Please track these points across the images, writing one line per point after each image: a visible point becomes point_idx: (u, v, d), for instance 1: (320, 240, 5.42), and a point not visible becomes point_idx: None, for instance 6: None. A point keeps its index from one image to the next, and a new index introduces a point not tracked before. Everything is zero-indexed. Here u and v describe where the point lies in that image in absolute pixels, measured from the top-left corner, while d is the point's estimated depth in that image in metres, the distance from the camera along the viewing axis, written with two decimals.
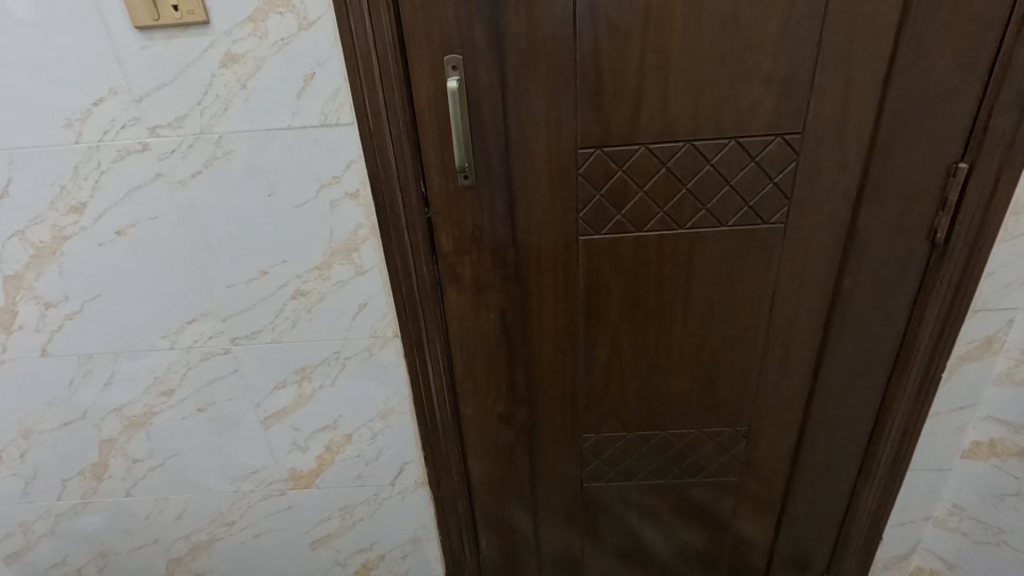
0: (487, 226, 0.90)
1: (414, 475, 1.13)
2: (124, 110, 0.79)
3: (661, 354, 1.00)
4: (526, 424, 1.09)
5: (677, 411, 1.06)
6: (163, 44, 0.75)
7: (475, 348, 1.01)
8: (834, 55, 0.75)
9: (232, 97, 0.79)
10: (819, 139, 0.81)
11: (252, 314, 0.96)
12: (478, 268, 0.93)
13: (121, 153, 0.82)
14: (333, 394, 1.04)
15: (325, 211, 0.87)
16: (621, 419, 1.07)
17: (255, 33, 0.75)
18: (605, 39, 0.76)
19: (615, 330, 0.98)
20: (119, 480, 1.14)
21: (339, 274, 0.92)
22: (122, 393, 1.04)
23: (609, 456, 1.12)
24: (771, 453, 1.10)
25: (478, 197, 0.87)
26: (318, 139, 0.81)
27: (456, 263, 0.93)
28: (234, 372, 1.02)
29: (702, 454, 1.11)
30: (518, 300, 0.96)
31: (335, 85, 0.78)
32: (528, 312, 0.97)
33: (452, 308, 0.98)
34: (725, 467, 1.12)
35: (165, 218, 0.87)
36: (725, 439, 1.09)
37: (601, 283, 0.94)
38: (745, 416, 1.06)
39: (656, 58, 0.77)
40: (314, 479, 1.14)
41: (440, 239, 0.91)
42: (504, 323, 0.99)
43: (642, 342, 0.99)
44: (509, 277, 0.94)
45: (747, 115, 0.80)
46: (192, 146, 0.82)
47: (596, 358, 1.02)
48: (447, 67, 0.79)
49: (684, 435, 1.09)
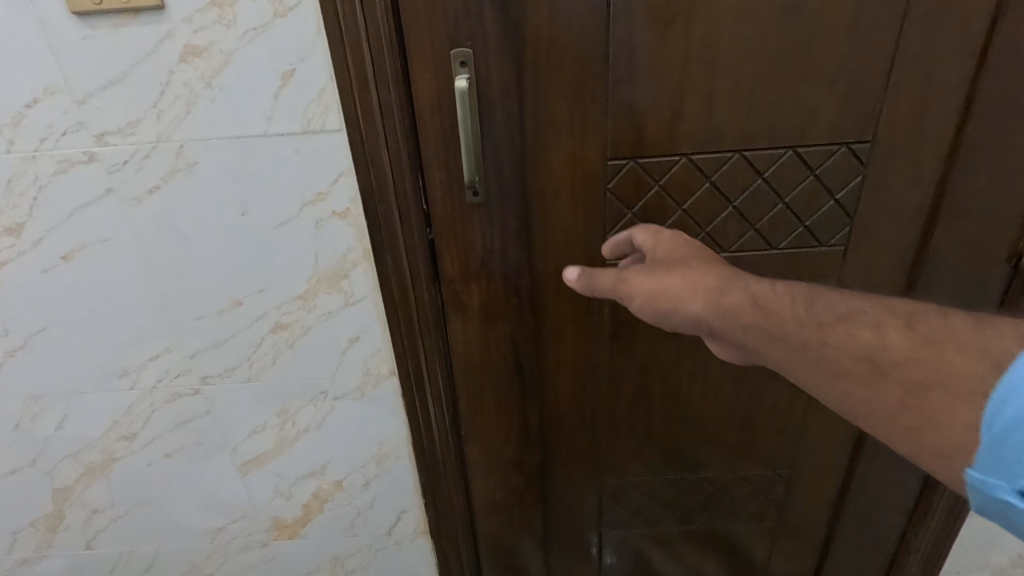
0: (499, 248, 0.77)
1: (413, 524, 1.00)
2: (64, 113, 0.66)
3: (695, 390, 0.90)
4: (540, 467, 0.97)
5: (709, 452, 0.95)
6: (108, 34, 0.62)
7: (483, 384, 0.89)
8: (914, 48, 0.64)
9: (194, 99, 0.65)
10: (890, 149, 0.69)
11: (225, 349, 0.83)
12: (488, 295, 0.81)
13: (63, 165, 0.69)
14: (321, 437, 0.91)
15: (309, 232, 0.74)
16: (647, 459, 0.97)
17: (220, 20, 0.62)
18: (643, 30, 0.64)
19: (644, 364, 0.87)
20: (77, 531, 1.01)
21: (326, 303, 0.79)
22: (75, 437, 0.91)
23: (632, 500, 1.01)
24: (813, 497, 0.99)
25: (488, 216, 0.75)
26: (300, 149, 0.68)
27: (463, 290, 0.81)
28: (206, 415, 0.88)
29: (736, 498, 1.00)
30: (534, 332, 0.84)
31: (318, 84, 0.65)
32: (544, 344, 0.85)
33: (457, 341, 0.85)
34: (761, 512, 1.01)
35: (119, 241, 0.74)
36: (762, 482, 0.98)
37: (630, 311, 0.82)
38: (785, 456, 0.96)
39: (704, 52, 0.65)
40: (300, 529, 1.01)
41: (444, 263, 0.79)
42: (516, 358, 0.86)
43: (674, 378, 0.88)
44: (524, 306, 0.82)
45: (807, 120, 0.68)
46: (149, 156, 0.69)
47: (622, 395, 0.90)
48: (454, 63, 0.66)
49: (717, 479, 0.98)
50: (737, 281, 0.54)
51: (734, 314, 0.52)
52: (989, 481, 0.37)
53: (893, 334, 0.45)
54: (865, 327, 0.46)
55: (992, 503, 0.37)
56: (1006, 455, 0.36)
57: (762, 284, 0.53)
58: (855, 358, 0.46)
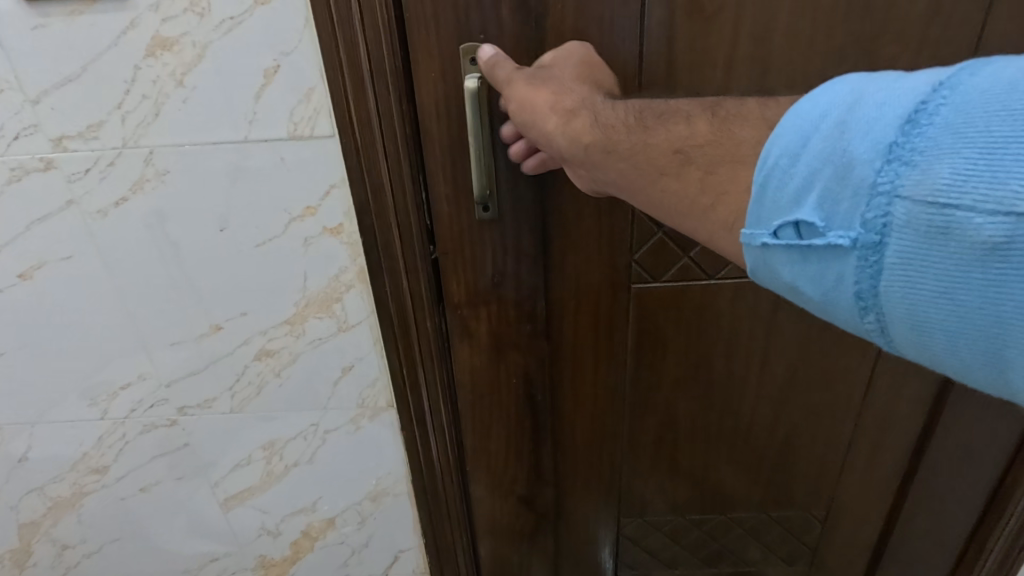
0: (511, 270, 0.69)
1: (411, 564, 0.92)
2: (15, 115, 0.57)
3: (726, 427, 0.81)
4: (552, 506, 0.89)
5: (737, 493, 0.87)
6: (63, 23, 0.54)
7: (491, 419, 0.80)
8: (995, 49, 0.56)
9: (164, 99, 0.57)
10: None
11: (204, 378, 0.74)
12: (497, 322, 0.72)
13: (16, 173, 0.60)
14: (311, 473, 0.83)
15: (297, 250, 0.65)
16: (668, 501, 0.89)
17: (193, 7, 0.53)
18: (685, 26, 0.56)
19: (671, 400, 0.79)
20: (45, 568, 0.92)
21: (317, 329, 0.70)
22: (41, 468, 0.82)
23: (651, 540, 0.93)
24: (849, 541, 0.91)
25: (500, 233, 0.67)
26: (286, 157, 0.60)
27: (470, 316, 0.72)
28: (184, 448, 0.80)
29: (766, 540, 0.92)
30: (549, 362, 0.76)
31: (308, 83, 0.56)
32: (560, 374, 0.77)
33: (462, 370, 0.76)
34: (791, 554, 0.93)
35: (82, 258, 0.66)
36: (795, 523, 0.90)
37: (656, 339, 0.74)
38: (823, 498, 0.88)
39: (754, 53, 0.57)
40: (289, 568, 0.92)
41: (449, 287, 0.70)
42: (528, 390, 0.78)
43: (702, 415, 0.80)
44: (539, 333, 0.73)
45: None
46: (113, 164, 0.60)
47: (645, 429, 0.82)
48: (464, 59, 0.58)
49: (746, 520, 0.90)
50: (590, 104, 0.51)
51: (577, 135, 0.49)
52: (753, 234, 0.39)
53: (700, 124, 0.45)
54: (678, 123, 0.46)
55: (755, 255, 0.39)
56: (767, 201, 0.38)
57: (604, 105, 0.50)
58: (667, 153, 0.45)
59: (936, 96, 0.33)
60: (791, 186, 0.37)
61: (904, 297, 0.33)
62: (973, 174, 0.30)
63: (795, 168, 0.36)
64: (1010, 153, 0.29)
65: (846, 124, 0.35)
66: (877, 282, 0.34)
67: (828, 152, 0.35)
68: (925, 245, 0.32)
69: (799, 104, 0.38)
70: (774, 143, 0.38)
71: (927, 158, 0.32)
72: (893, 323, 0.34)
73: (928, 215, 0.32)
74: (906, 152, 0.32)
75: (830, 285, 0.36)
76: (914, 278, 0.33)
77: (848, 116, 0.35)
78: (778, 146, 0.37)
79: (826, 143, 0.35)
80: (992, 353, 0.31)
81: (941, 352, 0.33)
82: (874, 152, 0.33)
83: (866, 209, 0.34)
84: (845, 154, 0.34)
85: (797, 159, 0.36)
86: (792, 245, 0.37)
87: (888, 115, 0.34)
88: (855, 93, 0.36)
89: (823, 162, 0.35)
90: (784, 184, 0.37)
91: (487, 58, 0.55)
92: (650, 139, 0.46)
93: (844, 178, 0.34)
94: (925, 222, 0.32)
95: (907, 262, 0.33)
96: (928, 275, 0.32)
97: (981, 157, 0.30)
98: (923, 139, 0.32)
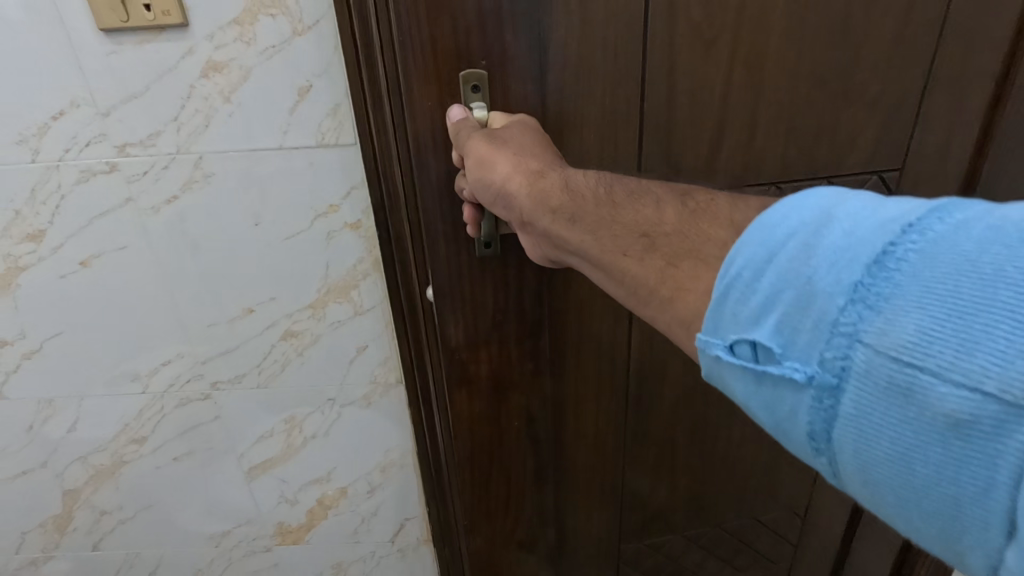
0: (514, 304, 0.75)
1: (416, 532, 1.02)
2: (89, 125, 0.68)
3: (712, 444, 0.92)
4: (552, 545, 0.98)
5: (731, 505, 0.99)
6: (133, 49, 0.64)
7: (491, 453, 0.86)
8: (947, 71, 0.71)
9: (213, 112, 0.67)
10: (918, 174, 0.77)
11: (236, 355, 0.84)
12: (499, 361, 0.78)
13: (84, 174, 0.71)
14: (327, 446, 0.92)
15: (321, 242, 0.75)
16: (654, 516, 0.98)
17: (241, 37, 0.64)
18: (687, 47, 0.65)
19: (672, 420, 0.88)
20: (84, 533, 1.02)
21: (335, 313, 0.80)
22: (86, 439, 0.92)
23: (652, 561, 1.04)
24: (826, 540, 1.05)
25: (502, 268, 0.71)
26: (314, 162, 0.70)
27: (471, 360, 0.78)
28: (214, 420, 0.90)
29: (761, 543, 1.05)
30: (552, 394, 0.83)
31: (333, 100, 0.67)
32: (562, 404, 0.85)
33: (461, 414, 0.82)
34: (778, 554, 1.08)
35: (135, 248, 0.76)
36: (782, 525, 1.03)
37: (655, 370, 0.84)
38: (804, 498, 1.00)
39: (747, 77, 0.67)
40: (304, 534, 1.02)
41: (450, 330, 0.75)
42: (529, 423, 0.85)
43: (681, 424, 0.89)
44: (540, 367, 0.80)
45: (845, 149, 0.74)
46: (168, 167, 0.70)
47: (642, 454, 0.91)
48: (465, 87, 0.62)
49: (739, 529, 1.02)
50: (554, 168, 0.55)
51: (543, 198, 0.53)
52: (708, 341, 0.38)
53: (669, 212, 0.47)
54: (647, 206, 0.48)
55: (710, 362, 0.38)
56: (725, 312, 0.37)
57: (569, 172, 0.54)
58: (634, 236, 0.47)
59: (907, 237, 0.31)
60: (751, 303, 0.35)
61: (858, 449, 0.32)
62: (938, 338, 0.29)
63: (757, 282, 0.35)
64: (979, 323, 0.28)
65: (811, 249, 0.34)
66: (829, 424, 0.33)
67: (794, 275, 0.34)
68: (884, 399, 0.31)
69: (767, 215, 0.37)
70: (738, 251, 0.37)
71: (890, 305, 0.31)
72: (846, 468, 0.33)
73: (887, 369, 0.30)
74: (870, 295, 0.31)
75: (786, 415, 0.35)
76: (866, 429, 0.31)
77: (814, 238, 0.34)
78: (742, 257, 0.36)
79: (790, 264, 0.34)
80: (944, 528, 0.30)
81: (890, 509, 0.32)
82: (838, 289, 0.32)
83: (825, 346, 0.32)
84: (808, 280, 0.33)
85: (759, 274, 0.35)
86: (747, 365, 0.36)
87: (858, 250, 0.32)
88: (822, 210, 0.35)
89: (785, 282, 0.34)
90: (745, 299, 0.36)
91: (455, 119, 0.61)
92: (621, 215, 0.49)
93: (807, 308, 0.33)
94: (885, 376, 0.30)
95: (865, 412, 0.31)
96: (883, 428, 0.31)
97: (950, 318, 0.29)
98: (890, 287, 0.31)
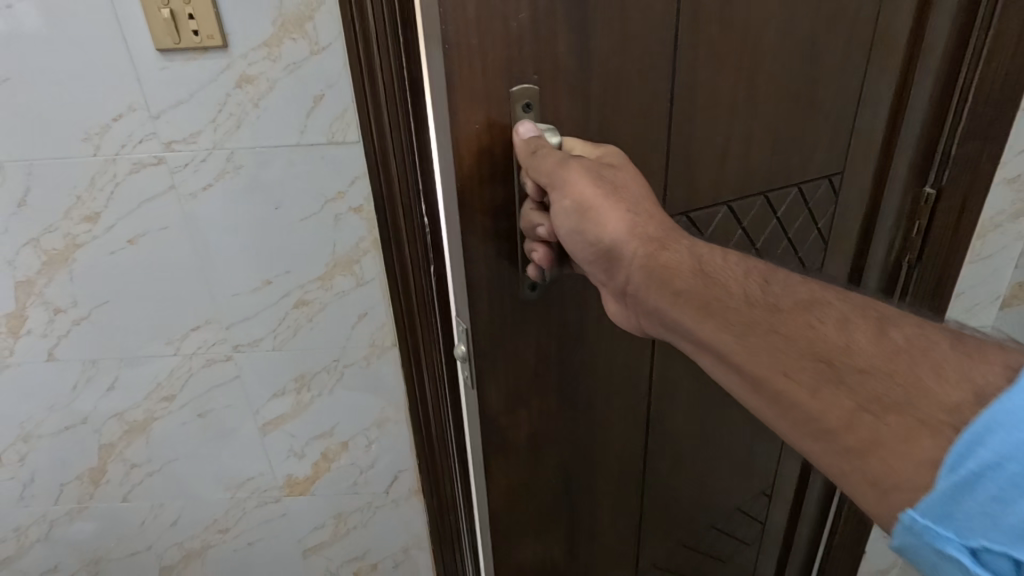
0: (553, 344, 0.71)
1: (408, 483, 1.17)
2: (141, 126, 0.84)
3: (711, 440, 0.96)
4: None
5: (723, 499, 1.05)
6: (180, 66, 0.80)
7: (529, 513, 0.81)
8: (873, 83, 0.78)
9: (245, 116, 0.83)
10: (851, 174, 0.84)
11: (255, 321, 0.99)
12: (536, 408, 0.74)
13: (136, 166, 0.86)
14: (331, 404, 1.07)
15: (329, 225, 0.91)
16: (661, 523, 0.99)
17: (269, 57, 0.80)
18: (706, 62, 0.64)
19: (680, 431, 0.91)
20: (116, 485, 1.16)
21: (341, 284, 0.96)
22: (124, 397, 1.06)
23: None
24: (784, 505, 1.19)
25: (544, 307, 0.68)
26: (327, 157, 0.86)
27: (509, 414, 0.72)
28: (235, 379, 1.04)
29: (746, 528, 1.14)
30: (585, 435, 0.80)
31: (342, 106, 0.83)
32: (591, 443, 0.82)
33: (499, 482, 0.76)
34: (753, 537, 1.17)
35: (174, 228, 0.91)
36: (758, 506, 1.13)
37: (670, 384, 0.86)
38: (772, 475, 1.11)
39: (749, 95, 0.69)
40: (309, 486, 1.17)
41: (488, 386, 0.69)
42: (564, 472, 0.81)
43: (686, 433, 0.92)
44: (574, 409, 0.77)
45: (805, 160, 0.78)
46: (205, 160, 0.86)
47: (658, 473, 0.92)
48: (516, 105, 0.56)
49: (729, 520, 1.09)
50: (678, 245, 0.54)
51: (666, 282, 0.52)
52: (940, 531, 0.37)
53: (857, 337, 0.44)
54: (815, 318, 0.46)
55: (931, 552, 0.38)
56: (966, 509, 0.36)
57: (694, 256, 0.53)
58: (806, 359, 0.45)
59: None
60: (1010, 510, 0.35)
61: None
62: None
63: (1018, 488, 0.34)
64: None
65: None
66: None
67: None
68: None
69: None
70: (986, 439, 0.36)
71: None
72: None
73: None
74: None
75: None
76: None
77: None
78: (995, 450, 0.35)
79: None
80: None
81: None
82: None
83: None
84: None
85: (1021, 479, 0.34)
86: None
87: None
88: None
89: None
90: (1000, 501, 0.35)
91: (524, 138, 0.56)
92: (779, 325, 0.47)
93: None
94: None
95: None
96: None
97: None
98: None
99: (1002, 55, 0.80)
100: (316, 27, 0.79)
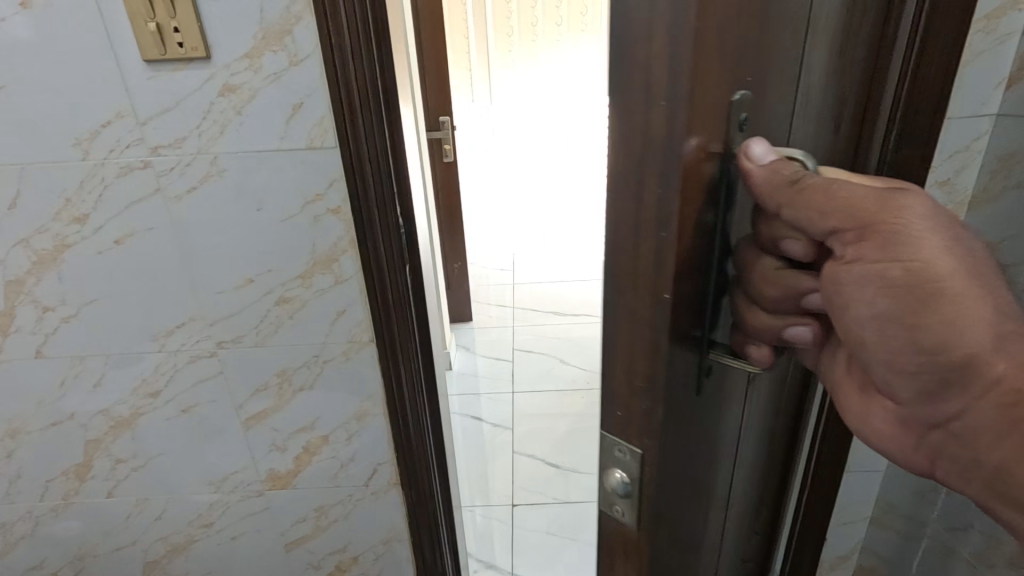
0: (703, 429, 0.60)
1: (387, 476, 1.21)
2: (128, 132, 0.88)
3: (760, 477, 0.92)
4: None
5: (757, 530, 1.02)
6: (167, 75, 0.85)
7: None
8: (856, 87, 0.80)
9: (228, 122, 0.88)
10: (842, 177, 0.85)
11: (238, 319, 1.03)
12: (681, 511, 0.61)
13: (124, 170, 0.91)
14: (312, 397, 1.11)
15: (309, 225, 0.96)
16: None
17: (251, 67, 0.85)
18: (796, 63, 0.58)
19: (746, 477, 0.85)
20: (102, 480, 1.19)
21: (321, 281, 1.01)
22: (110, 394, 1.10)
23: None
24: (786, 521, 1.20)
25: (705, 392, 0.57)
26: (306, 161, 0.91)
27: (665, 533, 0.58)
28: (218, 375, 1.09)
29: (761, 553, 1.13)
30: (702, 523, 0.69)
31: (321, 114, 0.88)
32: (705, 527, 0.71)
33: None
34: (765, 557, 1.17)
35: (161, 229, 0.96)
36: (773, 525, 1.13)
37: (751, 434, 0.79)
38: (781, 493, 1.11)
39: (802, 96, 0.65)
40: (291, 479, 1.20)
41: (655, 513, 0.55)
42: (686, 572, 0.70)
43: (750, 478, 0.87)
44: (703, 496, 0.66)
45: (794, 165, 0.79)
46: (190, 164, 0.91)
47: (732, 531, 0.85)
48: (733, 121, 0.48)
49: (757, 550, 1.06)
50: None
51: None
52: None
53: None
54: None
55: None
56: None
57: None
58: None
59: None
60: None
61: None
62: None
63: None
64: None
65: None
66: None
67: None
68: None
69: None
70: None
71: None
72: None
73: None
74: None
75: None
76: None
77: None
78: None
79: None
80: None
81: None
82: None
83: None
84: None
85: None
86: None
87: None
88: None
89: None
90: None
91: (765, 160, 0.48)
92: None
93: None
94: None
95: None
96: None
97: None
98: None
99: (931, 66, 0.87)
100: (294, 39, 0.84)
